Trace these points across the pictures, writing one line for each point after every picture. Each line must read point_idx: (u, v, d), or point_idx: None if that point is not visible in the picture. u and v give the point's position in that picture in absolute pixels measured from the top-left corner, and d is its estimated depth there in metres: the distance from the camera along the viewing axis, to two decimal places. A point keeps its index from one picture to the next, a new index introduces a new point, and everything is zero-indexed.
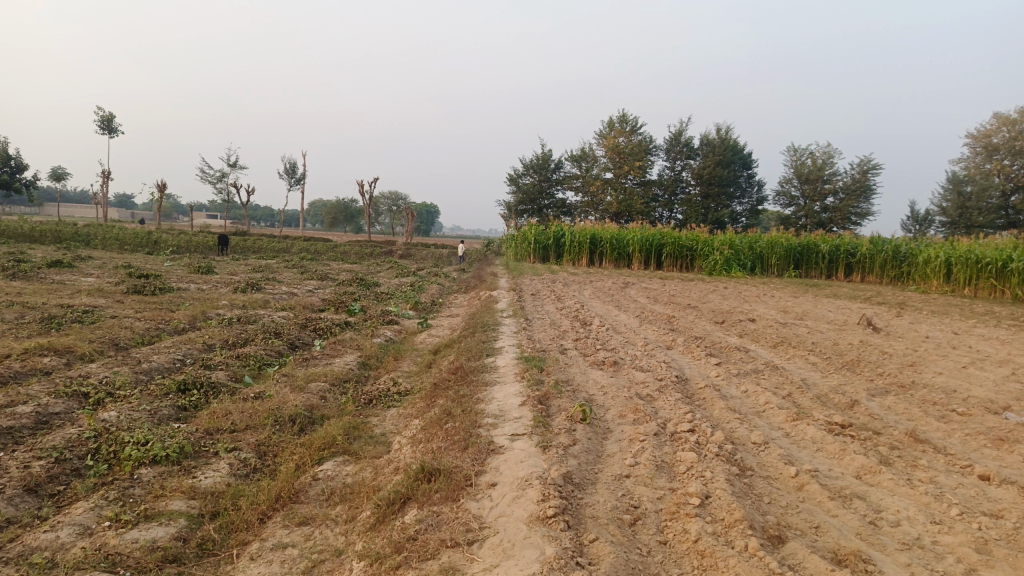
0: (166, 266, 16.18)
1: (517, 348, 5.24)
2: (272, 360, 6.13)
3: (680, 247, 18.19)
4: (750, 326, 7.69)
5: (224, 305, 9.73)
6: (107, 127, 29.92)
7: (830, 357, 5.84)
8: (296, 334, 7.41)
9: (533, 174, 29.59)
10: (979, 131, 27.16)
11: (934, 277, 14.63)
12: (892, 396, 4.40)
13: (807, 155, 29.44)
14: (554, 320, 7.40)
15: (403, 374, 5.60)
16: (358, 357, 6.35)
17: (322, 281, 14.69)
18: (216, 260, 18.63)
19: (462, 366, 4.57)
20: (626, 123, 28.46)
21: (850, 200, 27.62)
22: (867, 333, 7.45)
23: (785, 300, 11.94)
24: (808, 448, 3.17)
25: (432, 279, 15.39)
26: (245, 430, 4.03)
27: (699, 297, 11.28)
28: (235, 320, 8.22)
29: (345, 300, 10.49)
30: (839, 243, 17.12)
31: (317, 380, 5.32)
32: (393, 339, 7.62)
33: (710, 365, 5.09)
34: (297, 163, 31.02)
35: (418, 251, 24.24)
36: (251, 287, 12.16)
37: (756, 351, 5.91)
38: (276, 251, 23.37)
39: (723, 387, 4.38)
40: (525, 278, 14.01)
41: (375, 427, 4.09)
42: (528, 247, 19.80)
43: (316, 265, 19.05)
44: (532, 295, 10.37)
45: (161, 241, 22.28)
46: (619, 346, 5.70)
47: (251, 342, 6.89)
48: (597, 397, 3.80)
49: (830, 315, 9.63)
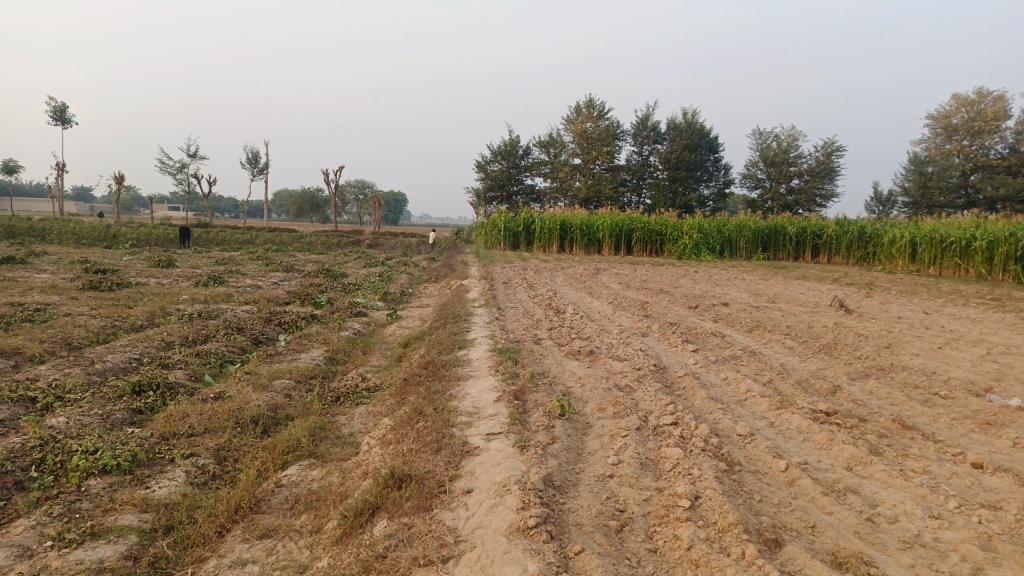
0: (126, 261, 15.65)
1: (490, 339, 5.07)
2: (234, 358, 5.87)
3: (650, 231, 18.15)
4: (724, 311, 7.61)
5: (185, 300, 9.40)
6: (60, 118, 28.90)
7: (806, 340, 5.77)
8: (260, 329, 7.14)
9: (501, 161, 29.35)
10: (940, 112, 27.52)
11: (900, 257, 14.78)
12: (873, 380, 4.33)
13: (773, 137, 29.62)
14: (527, 308, 7.25)
15: (372, 369, 5.39)
16: (325, 352, 6.12)
17: (288, 272, 14.33)
18: (178, 253, 18.11)
19: (433, 360, 4.38)
20: (593, 107, 28.31)
21: (815, 182, 27.87)
22: (840, 315, 7.42)
23: (756, 282, 11.93)
24: (794, 439, 3.06)
25: (402, 268, 15.14)
26: (204, 434, 3.80)
27: (671, 282, 11.21)
28: (195, 315, 7.90)
29: (311, 292, 10.21)
30: (806, 225, 17.22)
31: (282, 377, 5.09)
32: (361, 331, 7.40)
33: (688, 352, 4.97)
34: (260, 152, 30.36)
35: (386, 241, 23.89)
36: (214, 280, 11.78)
37: (732, 337, 5.82)
38: (240, 242, 22.84)
39: (703, 375, 4.27)
40: (495, 265, 13.82)
41: (343, 427, 3.90)
42: (498, 234, 19.63)
43: (282, 256, 18.63)
44: (502, 283, 10.20)
45: (119, 234, 21.62)
46: (595, 334, 5.56)
47: (213, 338, 6.61)
48: (575, 390, 3.66)
49: (801, 297, 9.62)
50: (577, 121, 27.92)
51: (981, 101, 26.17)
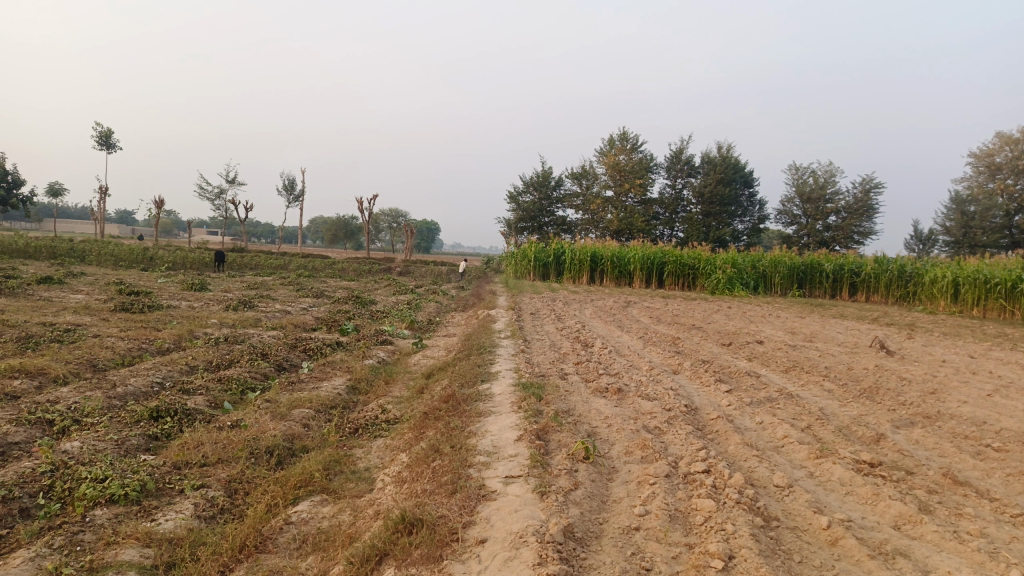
0: (160, 283, 15.86)
1: (515, 373, 4.92)
2: (255, 384, 5.79)
3: (682, 265, 17.90)
4: (758, 349, 7.36)
5: (213, 324, 9.41)
6: (105, 143, 29.74)
7: (846, 383, 5.52)
8: (284, 355, 7.07)
9: (533, 191, 29.40)
10: (982, 150, 26.91)
11: (941, 298, 14.32)
12: (919, 428, 4.07)
13: (809, 173, 29.25)
14: (554, 341, 7.09)
15: (394, 400, 5.27)
16: (348, 381, 6.02)
17: (318, 298, 14.37)
18: (211, 277, 18.31)
19: (455, 394, 4.24)
20: (626, 140, 28.28)
21: (852, 219, 27.38)
22: (881, 357, 7.12)
23: (791, 320, 11.61)
24: (836, 492, 2.85)
25: (430, 297, 15.09)
26: (217, 464, 3.70)
27: (703, 317, 10.95)
28: (222, 339, 7.88)
29: (338, 319, 10.16)
30: (843, 262, 16.83)
31: (301, 406, 4.99)
32: (386, 360, 7.29)
33: (720, 392, 4.76)
34: (296, 179, 30.83)
35: (417, 269, 23.95)
36: (244, 304, 11.83)
37: (767, 377, 5.58)
38: (273, 267, 23.08)
39: (737, 418, 4.06)
40: (524, 296, 13.70)
41: (359, 461, 3.76)
42: (528, 264, 19.55)
43: (313, 282, 18.75)
44: (531, 315, 10.05)
45: (156, 257, 22.00)
46: (623, 370, 5.37)
47: (236, 364, 6.55)
48: (600, 430, 3.48)
49: (839, 336, 9.29)
50: (610, 154, 27.90)
51: None
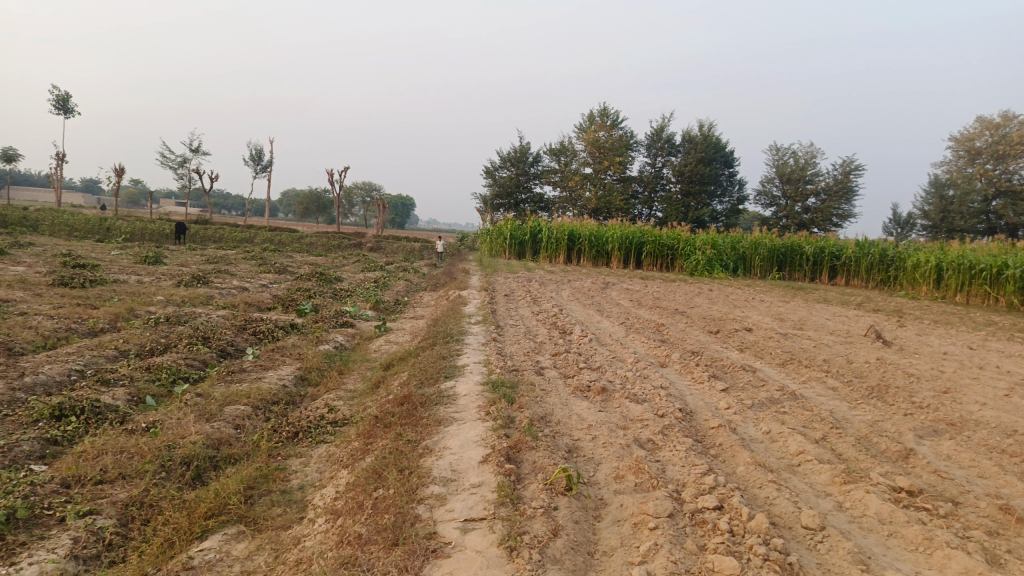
0: (112, 256, 14.91)
1: (484, 367, 4.30)
2: (190, 374, 5.11)
3: (661, 245, 17.38)
4: (748, 338, 6.80)
5: (159, 302, 8.62)
6: (63, 107, 28.38)
7: (850, 380, 4.97)
8: (230, 340, 6.37)
9: (510, 167, 28.55)
10: (962, 135, 26.68)
11: (923, 283, 13.96)
12: (946, 439, 3.54)
13: (790, 154, 28.84)
14: (529, 327, 6.48)
15: (345, 396, 4.63)
16: (296, 371, 5.35)
17: (281, 274, 13.61)
18: (170, 250, 17.39)
19: (410, 394, 3.60)
20: (606, 116, 27.63)
21: (831, 201, 27.07)
22: (879, 350, 6.58)
23: (776, 304, 11.12)
24: (876, 535, 2.28)
25: (400, 275, 14.41)
26: (117, 481, 3.03)
27: (686, 301, 10.42)
28: (163, 319, 7.13)
29: (297, 297, 9.44)
30: (824, 245, 16.42)
31: (237, 404, 4.33)
32: (343, 346, 6.63)
33: (716, 392, 4.20)
34: (263, 149, 29.66)
35: (389, 245, 23.17)
36: (198, 280, 11.02)
37: (764, 372, 5.03)
38: (237, 241, 22.14)
39: (740, 426, 3.49)
40: (498, 276, 13.02)
41: (292, 479, 3.14)
42: (503, 243, 18.91)
43: (278, 257, 17.89)
44: (505, 297, 9.39)
45: (113, 227, 20.91)
46: (605, 363, 4.78)
47: (173, 349, 5.85)
48: (583, 446, 2.88)
49: (829, 324, 8.80)
50: (589, 130, 27.24)
51: (1006, 124, 25.35)
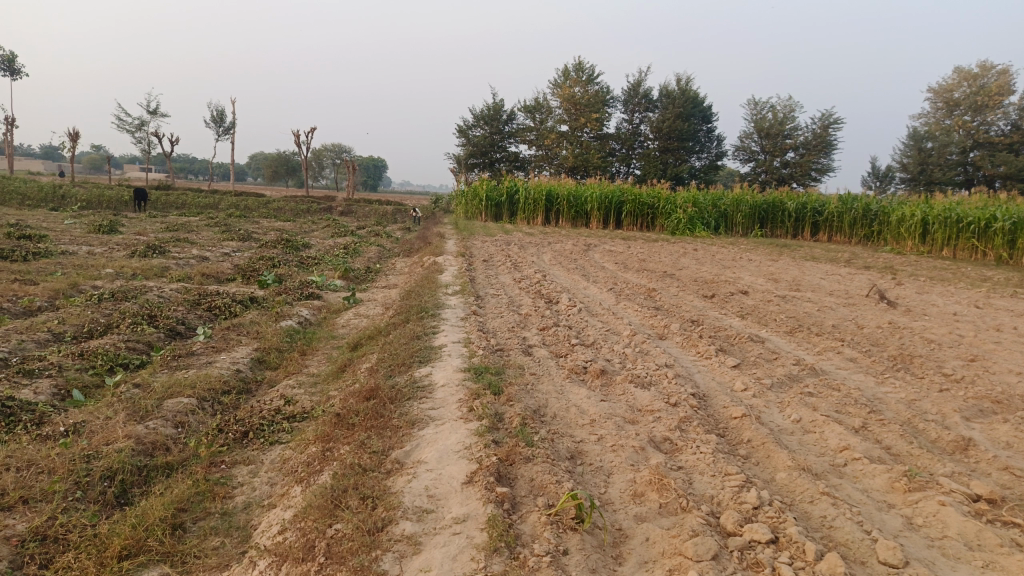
0: (64, 225, 14.01)
1: (464, 348, 3.75)
2: (130, 359, 4.50)
3: (641, 204, 16.84)
4: (747, 302, 6.33)
5: (107, 275, 7.90)
6: (8, 68, 26.81)
7: (868, 350, 4.50)
8: (181, 318, 5.74)
9: (484, 126, 27.63)
10: (941, 86, 26.25)
11: (908, 238, 13.61)
12: (997, 420, 3.09)
13: (768, 108, 28.26)
14: (511, 296, 5.94)
15: (305, 383, 4.08)
16: (252, 353, 4.76)
17: (245, 242, 12.86)
18: (128, 218, 16.45)
19: (378, 385, 3.05)
20: (582, 71, 26.80)
21: (810, 156, 26.65)
22: (887, 312, 6.13)
23: (766, 264, 10.67)
24: (967, 565, 1.80)
25: (372, 240, 13.74)
26: (16, 508, 2.45)
27: (673, 262, 9.93)
28: (106, 295, 6.45)
29: (259, 266, 8.78)
30: (807, 200, 16.01)
31: (179, 396, 3.75)
32: (308, 321, 6.04)
33: (728, 369, 3.71)
34: (226, 110, 28.41)
35: (360, 208, 22.35)
36: (153, 250, 10.25)
37: (774, 343, 4.55)
38: (202, 208, 21.18)
39: (765, 414, 3.00)
40: (475, 240, 12.40)
41: (236, 495, 2.60)
42: (479, 204, 18.22)
43: (244, 223, 17.03)
44: (483, 262, 8.81)
45: (68, 195, 19.81)
46: (599, 338, 4.27)
47: (114, 330, 5.22)
48: (589, 452, 2.37)
49: (825, 283, 8.36)
50: (564, 86, 26.43)
51: (985, 75, 24.95)
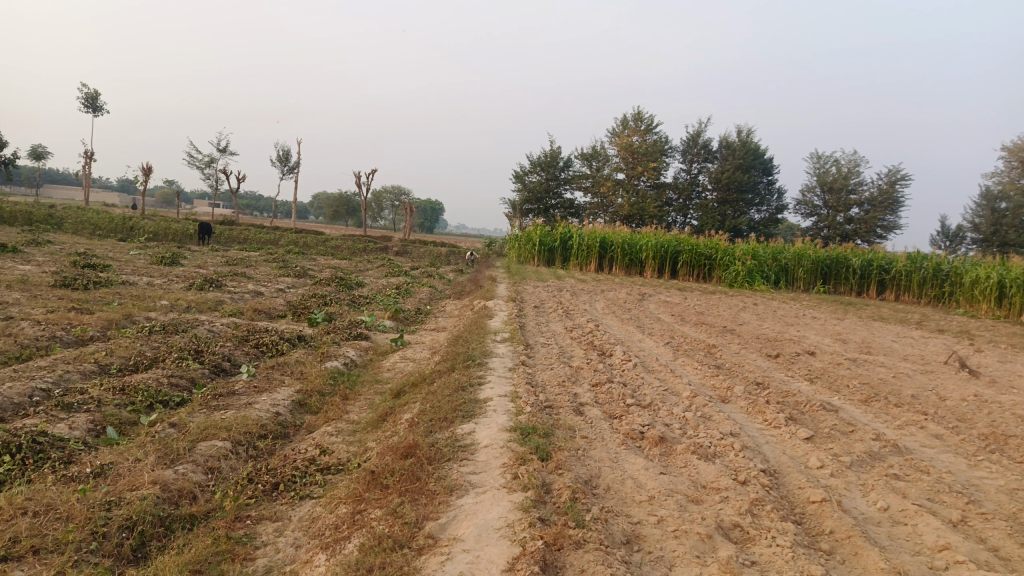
0: (129, 256, 14.40)
1: (511, 403, 3.51)
2: (170, 396, 4.39)
3: (698, 255, 16.46)
4: (814, 365, 5.93)
5: (161, 307, 7.96)
6: (92, 104, 28.25)
7: (956, 426, 4.08)
8: (227, 354, 5.66)
9: (540, 172, 27.74)
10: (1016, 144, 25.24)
11: (983, 301, 12.86)
12: None
13: (832, 162, 27.64)
14: (563, 347, 5.69)
15: (344, 431, 3.88)
16: (292, 395, 4.61)
17: (300, 279, 12.96)
18: (190, 250, 16.85)
19: (418, 442, 2.83)
20: (640, 120, 26.76)
21: (876, 212, 25.83)
22: (970, 383, 5.64)
23: (831, 323, 10.17)
24: None
25: (424, 281, 13.70)
26: (25, 559, 2.29)
27: (732, 317, 9.54)
28: (157, 327, 6.44)
29: (310, 304, 8.74)
30: (873, 257, 15.39)
31: (213, 439, 3.60)
32: (353, 363, 5.90)
33: (800, 443, 3.37)
34: (291, 150, 29.24)
35: (415, 249, 22.51)
36: (209, 283, 10.37)
37: (849, 413, 4.18)
38: (262, 243, 21.64)
39: (846, 500, 2.66)
40: (527, 285, 12.21)
41: (258, 557, 2.40)
42: (532, 249, 18.10)
43: (300, 260, 17.25)
44: (535, 309, 8.59)
45: (136, 226, 20.49)
46: (657, 398, 3.98)
47: (159, 364, 5.15)
48: (648, 537, 2.09)
49: (898, 347, 7.85)
50: (622, 134, 26.42)
51: None
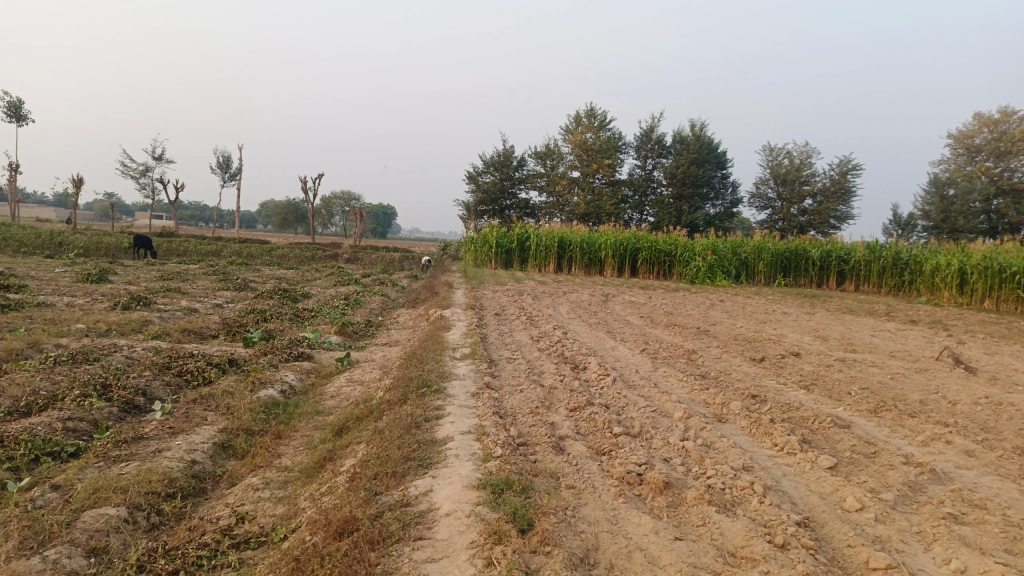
0: (53, 274, 13.28)
1: (475, 445, 2.85)
2: (61, 446, 3.61)
3: (658, 251, 16.03)
4: (805, 368, 5.42)
5: (76, 331, 7.07)
6: (15, 114, 26.63)
7: (985, 438, 3.57)
8: (141, 387, 4.86)
9: (493, 172, 27.11)
10: (961, 132, 25.60)
11: (945, 289, 12.64)
12: None
13: (784, 154, 27.66)
14: (531, 361, 5.05)
15: (273, 484, 3.18)
16: (214, 436, 3.87)
17: (241, 292, 12.07)
18: (123, 265, 15.72)
19: (359, 513, 2.16)
20: (593, 117, 26.36)
21: (829, 203, 25.91)
22: (972, 382, 5.16)
23: (804, 317, 9.77)
24: None
25: (376, 289, 12.96)
26: None
27: (704, 316, 9.05)
28: (63, 357, 5.59)
29: (247, 320, 7.94)
30: (832, 247, 15.15)
31: (104, 506, 2.86)
32: (293, 389, 5.16)
33: (826, 477, 2.80)
34: (232, 157, 28.03)
35: (367, 255, 21.66)
36: (138, 301, 9.45)
37: (864, 430, 3.63)
38: (203, 255, 20.52)
39: (910, 561, 2.08)
40: (485, 289, 11.54)
41: None
42: (488, 251, 17.44)
43: (243, 271, 16.25)
44: (495, 316, 7.94)
45: (65, 241, 19.17)
46: (646, 425, 3.36)
47: (55, 406, 4.34)
48: None
49: (880, 342, 7.44)
50: (575, 131, 25.98)
51: (1006, 120, 24.30)
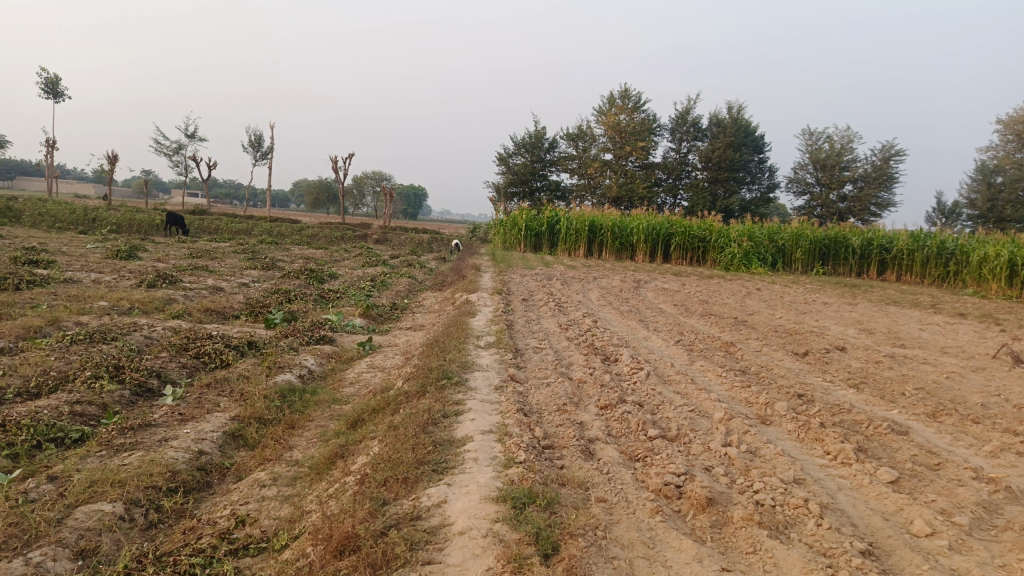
0: (84, 251, 13.31)
1: (497, 448, 2.60)
2: (65, 431, 3.43)
3: (691, 237, 15.60)
4: (853, 365, 5.06)
5: (97, 309, 6.96)
6: (52, 91, 26.90)
7: None
8: (155, 369, 4.69)
9: (525, 154, 26.74)
10: (1012, 117, 24.53)
11: (993, 280, 12.05)
12: None
13: (824, 138, 26.83)
14: (559, 351, 4.79)
15: (281, 480, 2.96)
16: (225, 425, 3.67)
17: (267, 271, 11.96)
18: (153, 242, 15.75)
19: (362, 529, 1.92)
20: (628, 98, 25.79)
21: (869, 189, 25.10)
22: None
23: (847, 308, 9.33)
24: None
25: (404, 271, 12.77)
26: None
27: (741, 306, 8.67)
28: (81, 335, 5.45)
29: (270, 301, 7.79)
30: (874, 235, 14.57)
31: (99, 501, 2.66)
32: (311, 375, 4.95)
33: (889, 494, 2.49)
34: (264, 135, 28.00)
35: (396, 236, 21.53)
36: (164, 278, 9.36)
37: (924, 437, 3.30)
38: (233, 233, 20.54)
39: None
40: (513, 273, 11.26)
41: None
42: (518, 234, 17.16)
43: (272, 250, 16.19)
44: (523, 302, 7.66)
45: (99, 218, 19.30)
46: (684, 428, 3.08)
47: (65, 389, 4.17)
48: None
49: (929, 336, 7.03)
50: (609, 113, 25.45)
51: None
